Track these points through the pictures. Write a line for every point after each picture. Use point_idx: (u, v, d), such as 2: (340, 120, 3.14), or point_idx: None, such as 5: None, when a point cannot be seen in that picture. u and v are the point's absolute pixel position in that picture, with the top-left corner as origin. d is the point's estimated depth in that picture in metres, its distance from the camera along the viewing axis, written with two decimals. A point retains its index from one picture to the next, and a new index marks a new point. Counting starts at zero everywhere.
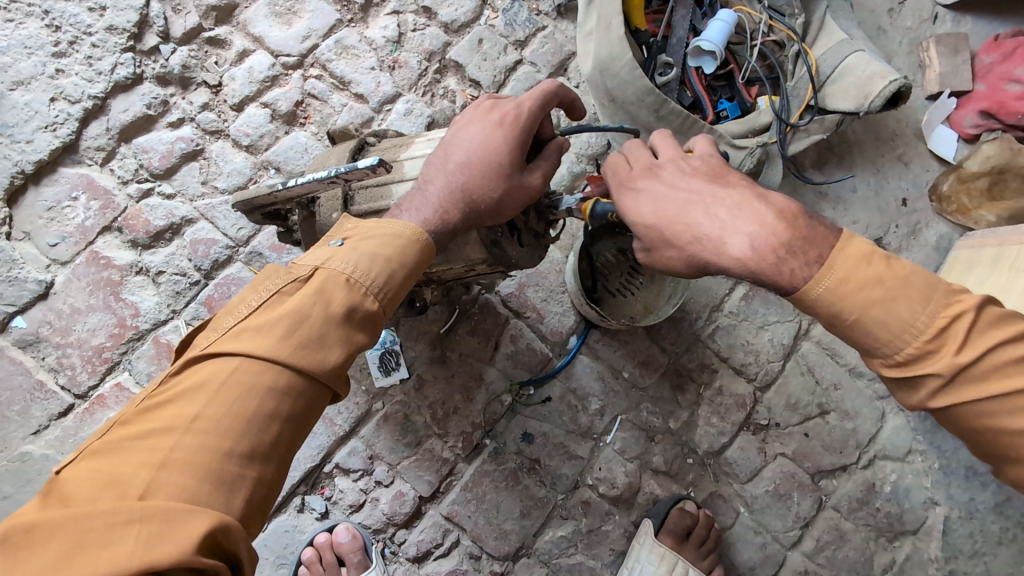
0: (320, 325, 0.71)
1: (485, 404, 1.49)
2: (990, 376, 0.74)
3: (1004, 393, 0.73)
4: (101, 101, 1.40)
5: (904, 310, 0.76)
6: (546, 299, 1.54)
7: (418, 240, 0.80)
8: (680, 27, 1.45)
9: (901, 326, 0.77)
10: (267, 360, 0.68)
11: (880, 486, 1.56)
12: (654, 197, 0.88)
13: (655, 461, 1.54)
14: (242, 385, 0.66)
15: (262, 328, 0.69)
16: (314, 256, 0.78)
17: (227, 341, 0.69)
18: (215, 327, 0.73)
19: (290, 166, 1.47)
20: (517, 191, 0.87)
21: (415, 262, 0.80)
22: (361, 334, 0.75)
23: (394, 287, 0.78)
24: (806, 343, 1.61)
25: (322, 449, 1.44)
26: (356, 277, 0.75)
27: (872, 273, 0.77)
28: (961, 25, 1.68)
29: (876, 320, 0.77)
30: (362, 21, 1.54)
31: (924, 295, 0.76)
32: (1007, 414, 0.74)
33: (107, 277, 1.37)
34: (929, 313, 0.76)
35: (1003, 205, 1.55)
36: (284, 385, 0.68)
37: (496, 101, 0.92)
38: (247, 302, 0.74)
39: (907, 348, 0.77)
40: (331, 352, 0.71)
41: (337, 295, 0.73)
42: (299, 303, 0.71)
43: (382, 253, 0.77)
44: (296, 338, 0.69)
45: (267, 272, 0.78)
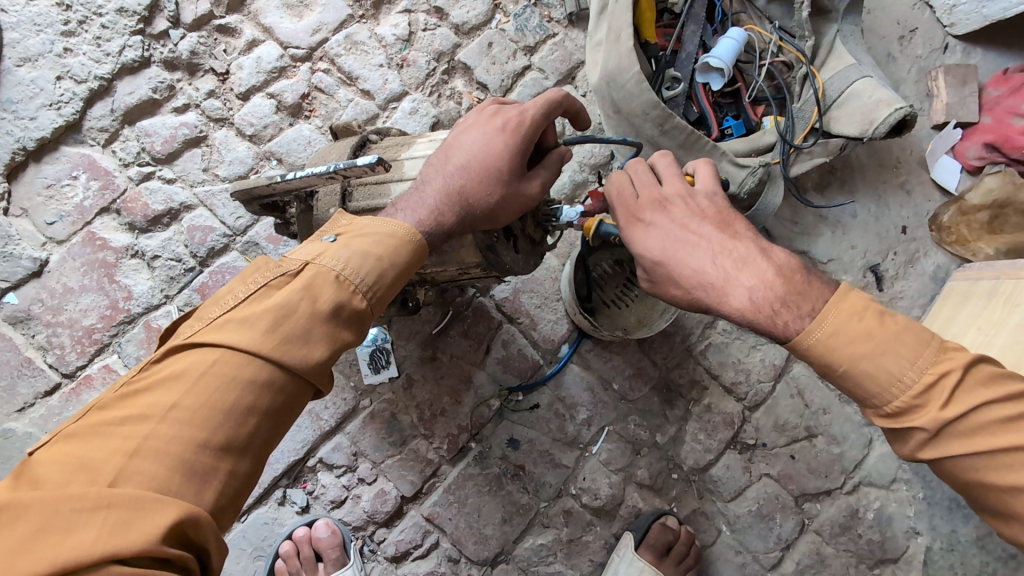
0: (305, 321, 0.70)
1: (472, 407, 1.48)
2: (978, 432, 0.74)
3: (988, 449, 0.73)
4: (108, 82, 1.41)
5: (892, 365, 0.76)
6: (540, 306, 1.53)
7: (412, 241, 0.80)
8: (690, 42, 1.45)
9: (889, 380, 0.77)
10: (249, 353, 0.67)
11: (863, 512, 1.56)
12: (662, 235, 0.89)
13: (640, 475, 1.54)
14: (223, 377, 0.66)
15: (246, 320, 0.69)
16: (306, 250, 0.77)
17: (211, 332, 0.69)
18: (200, 316, 0.73)
19: (292, 158, 1.47)
20: (514, 198, 0.86)
21: (408, 262, 0.79)
22: (348, 332, 0.74)
23: (384, 286, 0.77)
24: (797, 365, 1.61)
25: (306, 443, 1.43)
26: (346, 274, 0.74)
27: (862, 328, 0.78)
28: (971, 56, 1.67)
29: (865, 373, 0.77)
30: (373, 17, 1.55)
31: (913, 351, 0.76)
32: (994, 469, 0.73)
33: (102, 258, 1.37)
34: (919, 369, 0.76)
35: (1002, 239, 1.55)
36: (264, 379, 0.68)
37: (500, 107, 0.91)
38: (234, 293, 0.73)
39: (895, 401, 0.77)
40: (315, 348, 0.71)
41: (325, 291, 0.72)
42: (284, 297, 0.70)
43: (374, 251, 0.76)
44: (279, 332, 0.69)
45: (256, 264, 0.77)
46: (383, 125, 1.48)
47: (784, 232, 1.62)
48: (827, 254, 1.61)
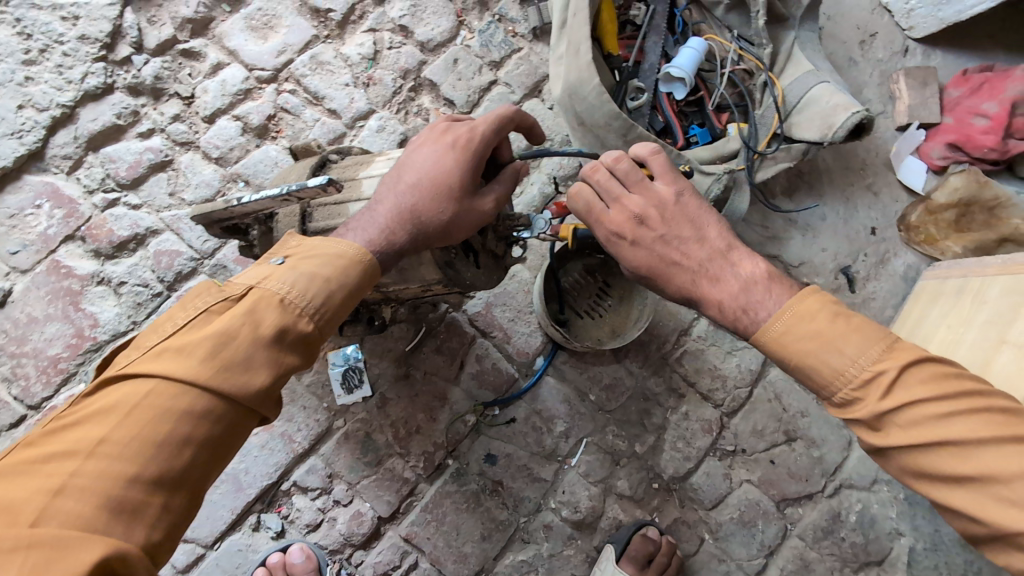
0: (246, 347, 0.70)
1: (448, 424, 1.47)
2: (917, 426, 0.73)
3: (928, 443, 0.72)
4: (70, 110, 1.40)
5: (835, 360, 0.78)
6: (513, 319, 1.53)
7: (360, 262, 0.79)
8: (652, 54, 1.47)
9: (832, 373, 0.78)
10: (185, 383, 0.66)
11: (845, 515, 1.55)
12: (641, 253, 0.93)
13: (620, 486, 1.53)
14: (156, 408, 0.65)
15: (182, 349, 0.68)
16: (252, 274, 0.77)
17: (146, 363, 0.68)
18: (137, 345, 0.72)
19: (259, 179, 1.47)
20: (467, 215, 0.85)
21: (356, 284, 0.79)
22: (293, 356, 0.74)
23: (332, 308, 0.76)
24: (773, 369, 1.61)
25: (279, 467, 1.41)
26: (291, 297, 0.74)
27: (809, 324, 0.80)
28: (931, 58, 1.70)
29: (811, 365, 0.80)
30: (338, 37, 1.55)
31: (858, 347, 0.77)
32: (932, 461, 0.72)
33: (68, 286, 1.36)
34: (862, 365, 0.76)
35: (969, 237, 1.57)
36: (202, 408, 0.67)
37: (450, 124, 0.90)
38: (174, 320, 0.72)
39: (839, 393, 0.78)
40: (257, 375, 0.70)
41: (268, 316, 0.72)
42: (224, 324, 0.70)
43: (320, 274, 0.76)
44: (218, 360, 0.68)
45: (198, 289, 0.76)
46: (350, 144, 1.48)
47: (754, 237, 1.63)
48: (799, 258, 1.62)
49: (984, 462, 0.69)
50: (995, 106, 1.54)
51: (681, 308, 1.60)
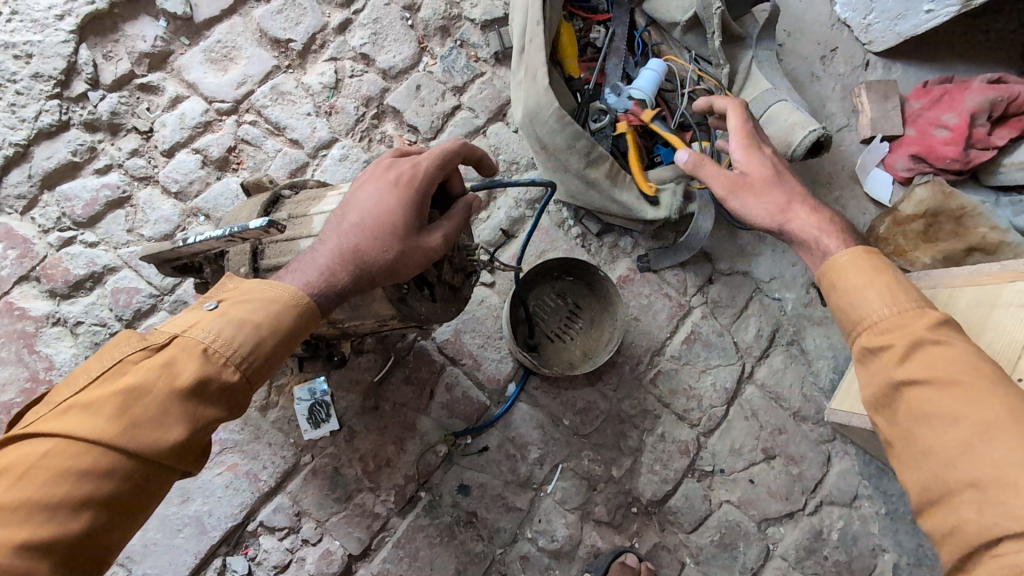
0: (157, 403, 0.72)
1: (418, 455, 1.44)
2: (937, 363, 0.81)
3: (943, 378, 0.80)
4: (24, 148, 1.38)
5: (874, 299, 0.90)
6: (483, 345, 1.51)
7: (290, 310, 0.81)
8: (613, 75, 1.48)
9: (880, 301, 0.89)
10: (88, 441, 0.69)
11: (827, 533, 1.53)
12: (755, 203, 1.10)
13: (598, 512, 1.50)
14: (55, 468, 0.67)
15: (90, 407, 0.71)
16: (176, 324, 0.79)
17: (53, 420, 0.70)
18: (50, 400, 0.74)
19: (220, 213, 1.44)
20: (412, 253, 0.85)
21: (284, 332, 0.81)
22: (211, 409, 0.76)
23: (255, 359, 0.78)
24: (749, 387, 1.60)
25: (244, 507, 1.37)
26: (211, 350, 0.76)
27: (866, 273, 0.93)
28: (892, 71, 1.71)
29: (862, 293, 0.91)
30: (299, 67, 1.54)
31: (907, 292, 0.89)
32: (936, 396, 0.79)
33: (21, 329, 1.32)
34: (900, 308, 0.88)
35: (937, 248, 1.56)
36: (106, 467, 0.69)
37: (395, 160, 0.91)
38: (89, 372, 0.75)
39: (880, 319, 0.88)
40: (168, 430, 0.72)
41: (185, 369, 0.74)
42: (137, 378, 0.72)
43: (246, 325, 0.78)
44: (125, 418, 0.70)
45: (119, 339, 0.78)
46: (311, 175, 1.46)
47: (723, 254, 1.64)
48: (770, 273, 1.64)
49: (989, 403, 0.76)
50: (955, 118, 1.55)
51: (653, 328, 1.58)
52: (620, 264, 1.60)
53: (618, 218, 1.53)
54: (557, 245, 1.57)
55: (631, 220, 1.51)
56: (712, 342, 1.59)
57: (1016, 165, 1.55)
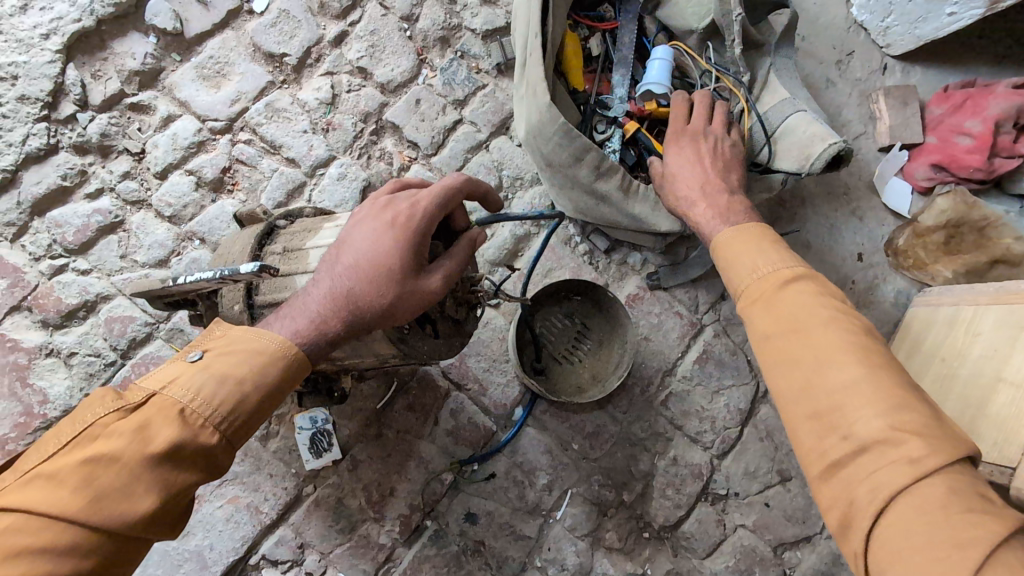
0: (127, 472, 0.68)
1: (424, 484, 1.40)
2: (789, 317, 0.85)
3: (789, 330, 0.84)
4: (12, 174, 1.34)
5: (746, 261, 0.96)
6: (488, 369, 1.47)
7: (274, 362, 0.78)
8: (621, 86, 1.41)
9: (748, 268, 0.95)
10: (51, 515, 0.65)
11: (845, 557, 1.49)
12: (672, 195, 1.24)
13: (609, 538, 1.45)
14: (14, 546, 0.63)
15: (55, 477, 0.67)
16: (153, 378, 0.75)
17: (17, 491, 0.67)
18: (18, 465, 0.71)
19: (215, 237, 1.40)
20: (409, 297, 0.81)
21: (267, 388, 0.77)
22: (187, 474, 0.72)
23: (236, 418, 0.75)
24: (764, 407, 1.55)
25: (246, 540, 1.33)
26: (189, 410, 0.72)
27: (744, 240, 1.00)
28: (910, 75, 1.64)
29: (734, 262, 0.98)
30: (295, 82, 1.49)
31: (773, 256, 0.95)
32: (786, 348, 0.84)
33: (14, 361, 1.29)
34: (761, 272, 0.93)
35: (959, 260, 1.51)
36: (71, 543, 0.65)
37: (392, 197, 0.86)
38: (57, 436, 0.71)
39: (746, 285, 0.94)
40: (139, 500, 0.68)
41: (159, 433, 0.70)
42: (108, 445, 0.68)
43: (227, 381, 0.75)
44: (92, 488, 0.66)
45: (92, 398, 0.74)
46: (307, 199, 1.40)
47: None
48: None
49: (831, 349, 0.80)
50: (978, 125, 1.49)
51: (664, 347, 1.53)
52: (630, 281, 1.55)
53: (626, 235, 1.47)
54: (563, 264, 1.52)
55: (640, 235, 1.44)
56: (725, 361, 1.53)
57: None
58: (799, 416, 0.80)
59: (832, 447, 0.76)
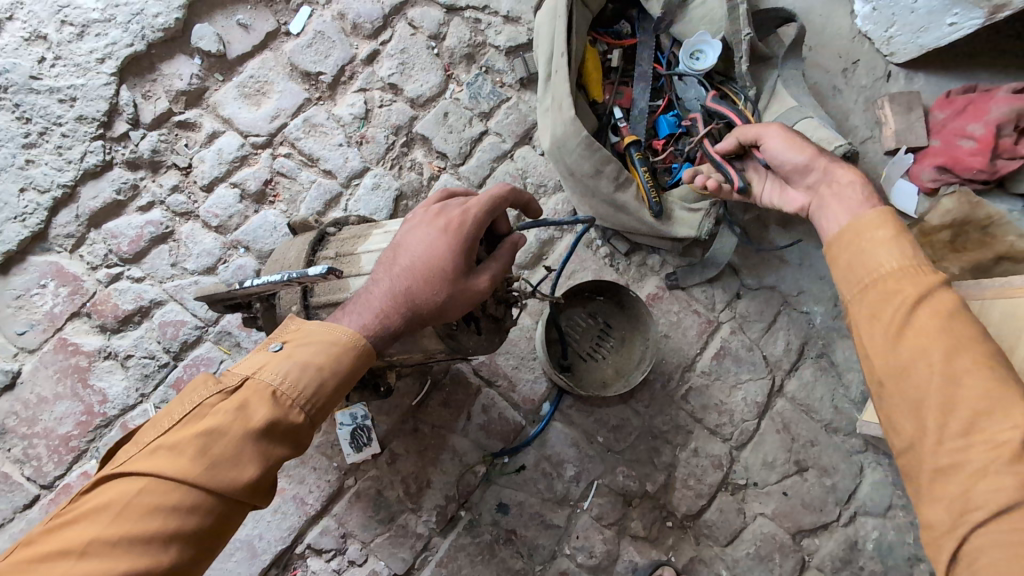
0: (234, 443, 0.79)
1: (459, 476, 1.48)
2: (927, 318, 0.81)
3: (928, 331, 0.80)
4: (71, 189, 1.43)
5: (887, 253, 0.87)
6: (517, 366, 1.54)
7: (350, 348, 0.88)
8: (641, 99, 1.49)
9: (876, 260, 0.88)
10: (175, 480, 0.76)
11: (861, 544, 1.56)
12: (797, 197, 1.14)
13: (634, 527, 1.52)
14: (148, 505, 0.74)
15: (176, 448, 0.77)
16: (248, 364, 0.86)
17: (143, 460, 0.78)
18: (138, 440, 0.82)
19: (259, 245, 1.49)
20: (460, 295, 0.90)
21: (345, 370, 0.87)
22: (282, 448, 0.83)
23: (321, 397, 0.85)
24: (780, 400, 1.61)
25: (292, 530, 1.41)
26: (281, 390, 0.83)
27: (886, 229, 0.88)
28: (914, 82, 1.72)
29: (868, 254, 0.88)
30: (330, 98, 1.57)
31: (909, 251, 0.86)
32: (918, 347, 0.80)
33: (75, 363, 1.37)
34: (904, 266, 0.85)
35: (967, 257, 1.56)
36: (191, 503, 0.76)
37: (443, 205, 0.95)
38: (171, 414, 0.82)
39: (883, 275, 0.86)
40: (244, 469, 0.79)
41: (259, 410, 0.81)
42: (217, 421, 0.79)
43: (311, 364, 0.85)
44: (208, 457, 0.77)
45: (196, 383, 0.86)
46: (341, 219, 1.22)
47: (751, 270, 1.65)
48: (796, 287, 1.65)
49: (959, 356, 0.77)
50: (980, 128, 1.55)
51: (683, 344, 1.61)
52: (649, 282, 1.62)
53: (644, 238, 1.55)
54: (586, 265, 1.60)
55: (657, 239, 1.53)
56: (741, 356, 1.61)
57: None
58: (918, 417, 0.78)
59: (958, 451, 0.75)
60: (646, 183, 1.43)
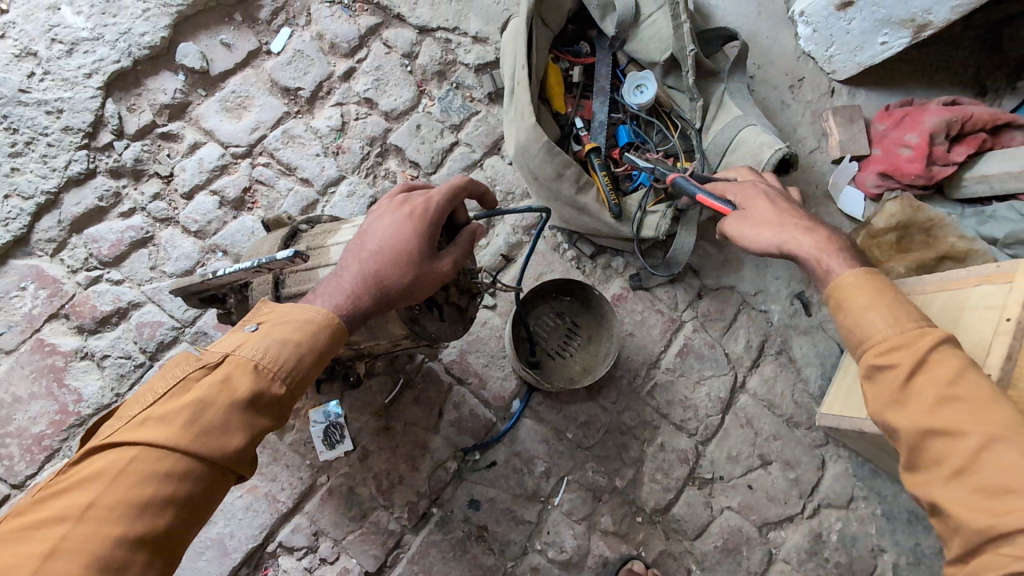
0: (222, 413, 0.83)
1: (430, 472, 1.51)
2: (930, 381, 0.85)
3: (933, 395, 0.84)
4: (54, 196, 1.49)
5: (879, 318, 0.92)
6: (487, 364, 1.59)
7: (327, 325, 0.92)
8: (600, 111, 1.60)
9: (869, 326, 0.93)
10: (165, 448, 0.79)
11: (826, 535, 1.60)
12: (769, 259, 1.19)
13: (604, 522, 1.55)
14: (140, 472, 0.78)
15: (164, 418, 0.81)
16: (228, 342, 0.90)
17: (131, 431, 0.81)
18: (122, 414, 0.85)
19: (236, 249, 1.54)
20: (425, 278, 0.97)
21: (325, 345, 0.92)
22: (266, 418, 0.87)
23: (302, 370, 0.90)
24: (743, 396, 1.67)
25: (264, 528, 1.43)
26: (263, 363, 0.87)
27: (869, 296, 0.94)
28: (855, 97, 1.85)
29: (859, 319, 0.94)
30: (308, 112, 1.66)
31: (898, 314, 0.92)
32: (930, 410, 0.83)
33: (52, 363, 1.40)
34: (898, 328, 0.90)
35: (911, 257, 1.63)
36: (182, 470, 0.80)
37: (407, 195, 1.02)
38: (155, 388, 0.85)
39: (879, 339, 0.91)
40: (232, 438, 0.83)
41: (243, 382, 0.85)
42: (202, 393, 0.83)
43: (290, 339, 0.89)
44: (196, 426, 0.81)
45: (177, 359, 0.89)
46: (315, 217, 1.28)
47: (711, 271, 1.73)
48: (754, 287, 1.73)
49: (962, 413, 0.81)
50: (916, 137, 1.66)
51: (648, 342, 1.67)
52: (614, 283, 1.70)
53: (607, 240, 1.65)
54: (553, 267, 1.68)
55: (619, 241, 1.62)
56: (704, 353, 1.67)
57: (976, 178, 1.66)
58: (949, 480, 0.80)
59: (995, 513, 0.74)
60: (606, 188, 1.53)
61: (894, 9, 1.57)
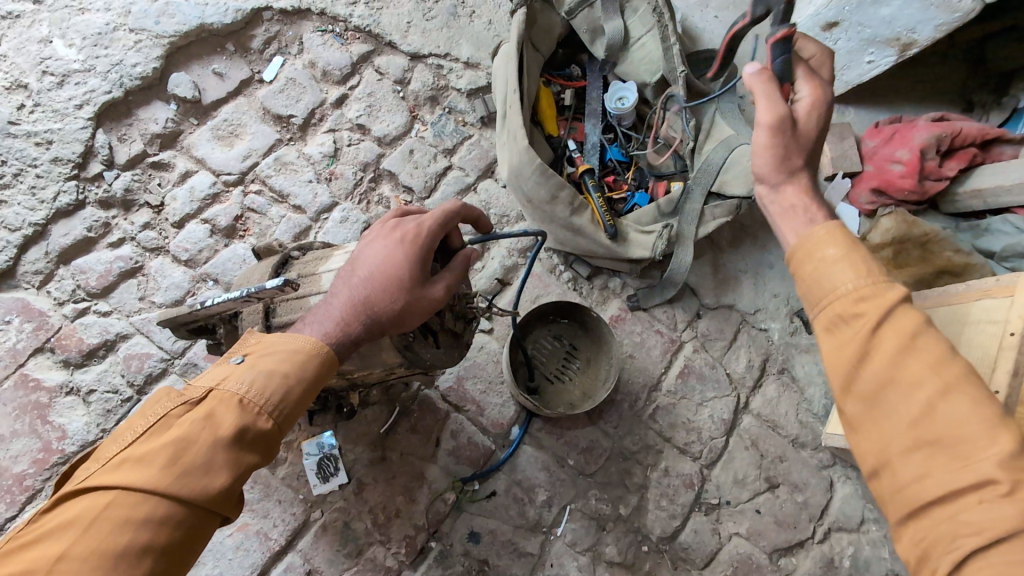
0: (204, 451, 0.79)
1: (428, 504, 1.46)
2: (887, 337, 0.75)
3: (891, 353, 0.74)
4: (42, 228, 1.46)
5: (841, 272, 0.81)
6: (485, 391, 1.56)
7: (315, 355, 0.89)
8: (593, 134, 1.62)
9: (827, 280, 0.82)
10: (143, 492, 0.75)
11: (838, 561, 1.54)
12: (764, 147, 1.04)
13: (609, 552, 1.49)
14: (116, 518, 0.74)
15: (142, 459, 0.77)
16: (212, 376, 0.86)
17: (108, 474, 0.77)
18: (100, 456, 0.81)
19: (228, 277, 1.52)
20: (416, 305, 0.94)
21: (313, 376, 0.89)
22: (252, 454, 0.83)
23: (290, 403, 0.86)
24: (746, 417, 1.64)
25: (255, 567, 1.37)
26: (249, 397, 0.83)
27: (835, 247, 0.83)
28: (845, 115, 1.88)
29: (820, 271, 0.83)
30: (300, 139, 1.65)
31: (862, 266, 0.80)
32: (883, 368, 0.75)
33: (35, 400, 1.36)
34: (861, 280, 0.79)
35: (909, 271, 1.62)
36: (162, 515, 0.76)
37: (400, 220, 1.00)
38: (134, 427, 0.82)
39: (839, 292, 0.80)
40: (214, 478, 0.79)
41: (228, 418, 0.82)
42: (184, 431, 0.79)
43: (277, 371, 0.86)
44: (176, 467, 0.77)
45: (159, 395, 0.86)
46: (308, 244, 1.26)
47: (709, 290, 1.72)
48: (753, 305, 1.71)
49: (918, 371, 0.73)
50: (906, 153, 1.67)
51: (648, 363, 1.64)
52: (612, 304, 1.68)
53: (604, 261, 1.63)
54: (550, 290, 1.66)
55: (617, 262, 1.61)
56: (705, 374, 1.64)
57: (969, 193, 1.67)
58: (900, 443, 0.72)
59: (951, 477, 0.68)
60: (601, 209, 1.52)
61: (879, 28, 1.59)
